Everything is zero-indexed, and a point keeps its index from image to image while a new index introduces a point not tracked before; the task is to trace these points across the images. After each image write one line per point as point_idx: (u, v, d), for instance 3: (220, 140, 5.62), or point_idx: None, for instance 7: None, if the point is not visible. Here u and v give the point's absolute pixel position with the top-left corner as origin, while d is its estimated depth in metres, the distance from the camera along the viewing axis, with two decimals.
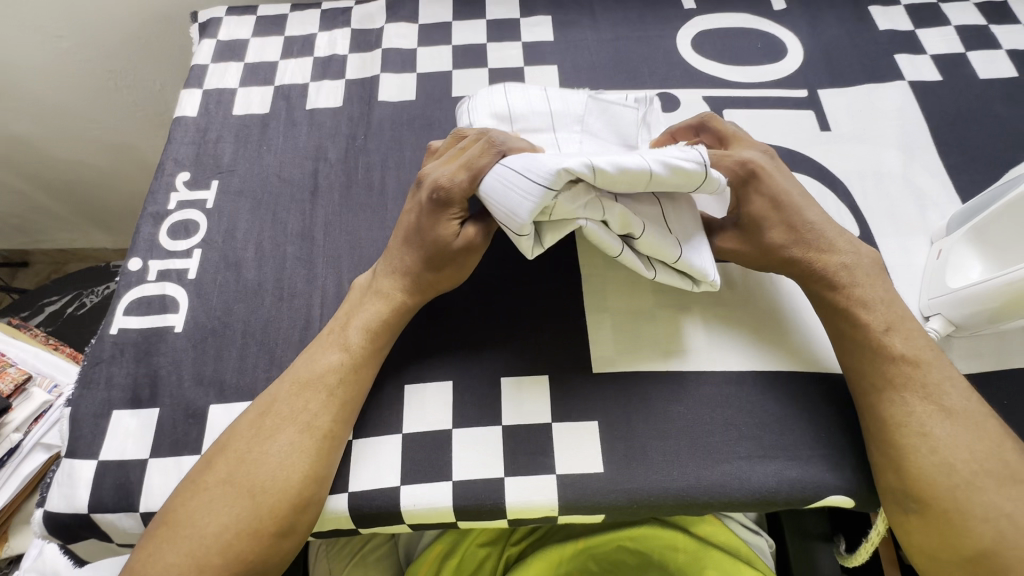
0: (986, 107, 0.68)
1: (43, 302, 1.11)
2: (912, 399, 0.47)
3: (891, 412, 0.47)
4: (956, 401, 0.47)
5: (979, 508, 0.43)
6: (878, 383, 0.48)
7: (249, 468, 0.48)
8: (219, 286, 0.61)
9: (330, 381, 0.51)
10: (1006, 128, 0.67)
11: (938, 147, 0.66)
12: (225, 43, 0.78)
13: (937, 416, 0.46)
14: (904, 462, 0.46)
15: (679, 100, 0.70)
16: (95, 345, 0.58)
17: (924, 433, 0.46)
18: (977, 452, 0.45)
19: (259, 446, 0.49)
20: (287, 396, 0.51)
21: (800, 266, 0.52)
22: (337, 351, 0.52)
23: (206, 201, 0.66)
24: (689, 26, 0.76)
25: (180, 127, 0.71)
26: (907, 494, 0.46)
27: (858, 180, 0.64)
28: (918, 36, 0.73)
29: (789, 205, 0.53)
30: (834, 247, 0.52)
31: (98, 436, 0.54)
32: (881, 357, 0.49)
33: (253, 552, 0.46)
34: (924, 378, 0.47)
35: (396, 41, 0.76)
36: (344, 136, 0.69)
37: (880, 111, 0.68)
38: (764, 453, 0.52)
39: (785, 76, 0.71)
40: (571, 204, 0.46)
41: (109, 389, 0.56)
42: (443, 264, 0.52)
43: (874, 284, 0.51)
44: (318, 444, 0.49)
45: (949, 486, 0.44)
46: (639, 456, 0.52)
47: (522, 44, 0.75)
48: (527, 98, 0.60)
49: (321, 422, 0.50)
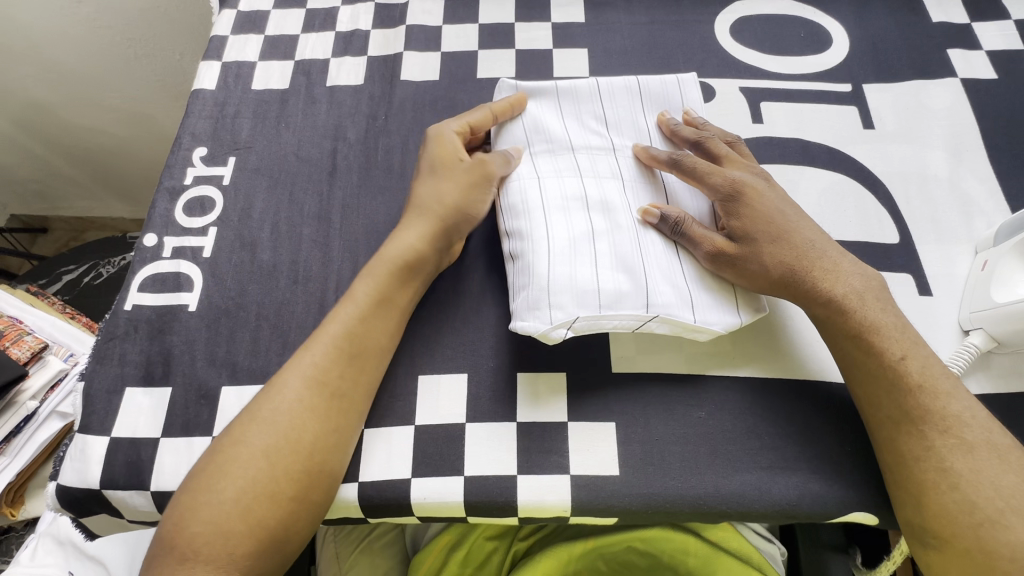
0: None
1: (60, 270, 1.11)
2: (931, 432, 0.44)
3: (909, 446, 0.45)
4: (978, 434, 0.44)
5: (1004, 548, 0.40)
6: (893, 411, 0.46)
7: (268, 427, 0.47)
8: (233, 266, 0.60)
9: (338, 334, 0.50)
10: None
11: (989, 150, 0.62)
12: (245, 15, 0.75)
13: (959, 451, 0.43)
14: (924, 499, 0.44)
15: (715, 89, 0.67)
16: (108, 321, 0.58)
17: (943, 469, 0.43)
18: (1003, 488, 0.42)
19: (269, 405, 0.48)
20: (298, 354, 0.50)
21: (806, 287, 0.49)
22: (347, 305, 0.52)
23: (222, 177, 0.65)
24: (729, 11, 0.72)
25: (197, 100, 0.69)
26: (926, 531, 0.44)
27: (900, 182, 0.61)
28: (974, 29, 0.69)
29: (784, 221, 0.51)
30: (838, 268, 0.50)
31: (111, 412, 0.54)
32: (898, 386, 0.46)
33: (269, 520, 0.45)
34: (944, 409, 0.45)
35: (420, 17, 0.73)
36: (364, 115, 0.67)
37: (929, 109, 0.65)
38: (787, 465, 0.50)
39: (828, 68, 0.68)
40: (539, 104, 0.59)
41: (123, 366, 0.56)
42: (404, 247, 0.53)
43: (883, 309, 0.49)
44: (327, 401, 0.48)
45: (971, 523, 0.42)
46: (656, 461, 0.50)
47: (552, 26, 0.72)
48: (550, 117, 0.58)
49: (330, 377, 0.49)
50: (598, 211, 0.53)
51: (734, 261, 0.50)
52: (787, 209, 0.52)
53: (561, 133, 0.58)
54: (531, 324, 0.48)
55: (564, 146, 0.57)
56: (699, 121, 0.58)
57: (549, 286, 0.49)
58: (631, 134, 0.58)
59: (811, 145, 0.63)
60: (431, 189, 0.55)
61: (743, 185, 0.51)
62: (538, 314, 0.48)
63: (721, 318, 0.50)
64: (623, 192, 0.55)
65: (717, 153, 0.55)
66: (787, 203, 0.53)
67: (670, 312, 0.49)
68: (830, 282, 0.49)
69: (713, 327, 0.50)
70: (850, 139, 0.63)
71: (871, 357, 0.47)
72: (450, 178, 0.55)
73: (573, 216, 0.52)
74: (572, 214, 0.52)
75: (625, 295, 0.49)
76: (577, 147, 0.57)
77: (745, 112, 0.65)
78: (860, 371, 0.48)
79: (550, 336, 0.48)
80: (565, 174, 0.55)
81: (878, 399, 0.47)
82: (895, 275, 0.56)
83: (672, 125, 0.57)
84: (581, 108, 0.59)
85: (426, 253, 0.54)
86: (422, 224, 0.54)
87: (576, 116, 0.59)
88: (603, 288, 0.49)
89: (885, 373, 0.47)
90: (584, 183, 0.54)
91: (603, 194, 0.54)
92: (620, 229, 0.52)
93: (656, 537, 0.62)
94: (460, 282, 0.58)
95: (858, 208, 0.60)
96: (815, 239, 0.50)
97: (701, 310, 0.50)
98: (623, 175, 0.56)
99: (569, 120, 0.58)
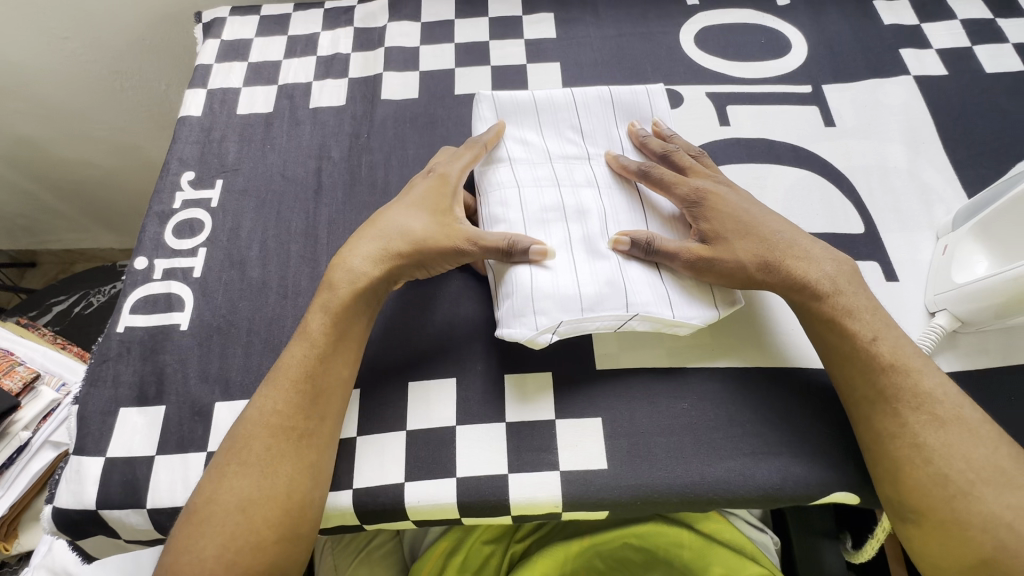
0: (993, 101, 0.67)
1: (50, 301, 1.11)
2: (904, 409, 0.46)
3: (885, 425, 0.47)
4: (948, 408, 0.46)
5: (976, 516, 0.43)
6: (869, 391, 0.48)
7: (240, 474, 0.48)
8: (223, 284, 0.61)
9: (295, 375, 0.50)
10: (1013, 123, 0.66)
11: (944, 142, 0.65)
12: (229, 43, 0.78)
13: (930, 426, 0.45)
14: (901, 475, 0.45)
15: (683, 96, 0.70)
16: (101, 343, 0.59)
17: (917, 444, 0.45)
18: (973, 459, 0.44)
19: (238, 456, 0.48)
20: (259, 400, 0.50)
21: (780, 278, 0.51)
22: (305, 347, 0.51)
23: (210, 199, 0.67)
24: (693, 22, 0.76)
25: (184, 126, 0.71)
26: (904, 504, 0.45)
27: (863, 175, 0.64)
28: (924, 30, 0.73)
29: (750, 218, 0.53)
30: (810, 256, 0.52)
31: (106, 433, 0.55)
32: (872, 366, 0.48)
33: (258, 565, 0.46)
34: (915, 387, 0.47)
35: (398, 39, 0.76)
36: (347, 135, 0.70)
37: (886, 106, 0.68)
38: (769, 450, 0.51)
39: (788, 72, 0.71)
40: (516, 118, 0.61)
41: (117, 386, 0.57)
42: (353, 278, 0.53)
43: (856, 293, 0.51)
44: (292, 445, 0.49)
45: (946, 496, 0.44)
46: (644, 452, 0.52)
47: (525, 42, 0.75)
48: (527, 130, 0.61)
49: (294, 421, 0.49)
50: (576, 218, 0.55)
51: (709, 263, 0.51)
52: (752, 207, 0.54)
53: (538, 144, 0.60)
54: (519, 331, 0.50)
55: (541, 156, 0.59)
56: (668, 132, 0.60)
57: (532, 290, 0.51)
58: (605, 143, 0.61)
59: (776, 144, 0.66)
60: (407, 211, 0.55)
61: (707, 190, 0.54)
62: (523, 321, 0.50)
63: (697, 312, 0.52)
64: (599, 197, 0.57)
65: (680, 165, 0.57)
66: (751, 202, 0.55)
67: (649, 309, 0.51)
68: (804, 272, 0.51)
69: (693, 322, 0.52)
70: (813, 137, 0.67)
71: (846, 339, 0.49)
72: (431, 212, 0.55)
73: (550, 226, 0.55)
74: (550, 223, 0.55)
75: (605, 294, 0.51)
76: (554, 157, 0.60)
77: (712, 116, 0.68)
78: (838, 354, 0.50)
79: (536, 342, 0.50)
80: (543, 184, 0.57)
81: (852, 382, 0.49)
82: (863, 262, 0.59)
83: (640, 139, 0.60)
84: (557, 120, 0.62)
85: (369, 288, 0.53)
86: (369, 255, 0.53)
87: (551, 127, 0.61)
88: (585, 290, 0.51)
89: (858, 354, 0.49)
90: (561, 192, 0.57)
91: (581, 199, 0.56)
92: (595, 232, 0.55)
93: (652, 532, 0.63)
94: (447, 290, 0.60)
95: (825, 201, 0.63)
96: (784, 231, 0.52)
97: (678, 304, 0.52)
98: (598, 182, 0.58)
99: (545, 132, 0.61)
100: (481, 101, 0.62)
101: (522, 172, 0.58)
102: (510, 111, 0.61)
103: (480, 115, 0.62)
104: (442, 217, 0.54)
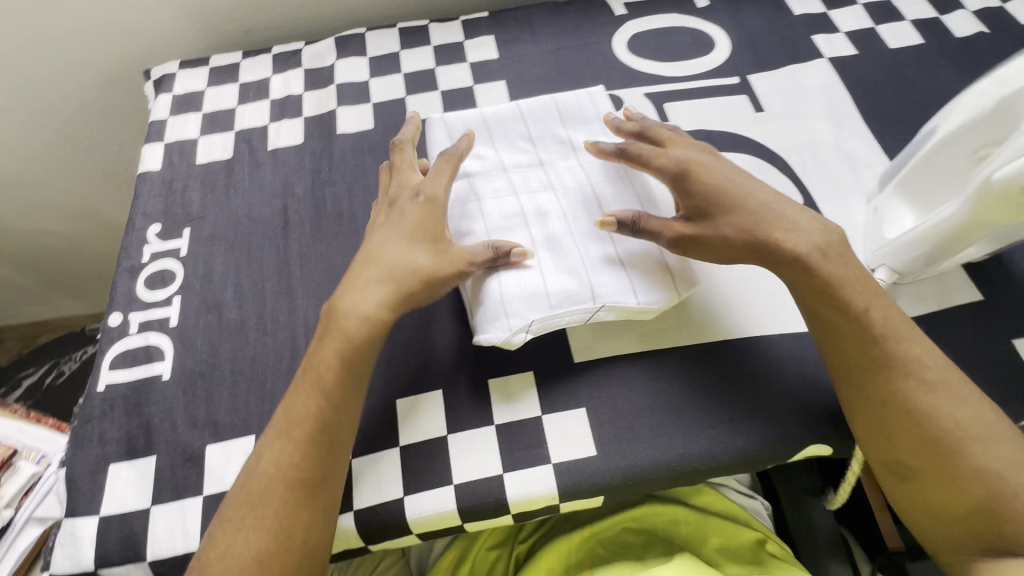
0: (900, 73, 0.74)
1: (19, 376, 1.09)
2: (897, 376, 0.49)
3: (880, 391, 0.49)
4: (936, 373, 0.49)
5: (969, 471, 0.46)
6: (857, 362, 0.50)
7: (255, 527, 0.48)
8: (202, 329, 0.62)
9: (305, 424, 0.50)
10: (920, 91, 0.72)
11: (863, 114, 0.71)
12: (181, 97, 0.80)
13: (922, 390, 0.48)
14: (896, 437, 0.48)
15: (623, 98, 0.74)
16: (84, 404, 0.59)
17: (912, 408, 0.48)
18: (960, 418, 0.47)
19: (253, 510, 0.48)
20: (269, 450, 0.50)
21: (770, 245, 0.52)
22: (315, 395, 0.51)
23: (179, 249, 0.67)
24: (623, 30, 0.81)
25: (145, 181, 0.72)
26: (900, 465, 0.48)
27: (795, 153, 0.69)
28: (831, 16, 0.80)
29: (735, 188, 0.54)
30: (797, 227, 0.53)
31: (97, 492, 0.54)
32: (865, 337, 0.50)
33: None
34: (905, 354, 0.50)
35: (348, 75, 0.79)
36: (308, 171, 0.72)
37: (808, 88, 0.74)
38: (743, 416, 0.55)
39: (716, 66, 0.77)
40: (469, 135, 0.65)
41: (104, 444, 0.57)
42: (360, 322, 0.53)
43: (847, 266, 0.52)
44: (308, 493, 0.49)
45: (940, 454, 0.47)
46: (629, 435, 0.54)
47: (469, 65, 0.79)
48: (481, 146, 0.64)
49: (309, 469, 0.49)
50: (536, 226, 0.59)
51: (691, 242, 0.54)
52: (735, 177, 0.56)
53: (493, 157, 0.63)
54: (493, 334, 0.53)
55: (497, 168, 0.63)
56: (638, 116, 0.64)
57: (502, 296, 0.54)
58: (556, 147, 0.65)
59: (714, 133, 0.71)
60: (404, 240, 0.55)
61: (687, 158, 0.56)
62: (497, 325, 0.53)
63: (659, 295, 0.56)
64: (556, 200, 0.60)
65: (661, 140, 0.60)
66: (733, 171, 0.57)
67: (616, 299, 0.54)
68: (787, 244, 0.52)
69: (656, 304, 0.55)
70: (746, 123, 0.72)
71: (829, 321, 0.52)
72: (427, 244, 0.55)
73: (513, 234, 0.58)
74: (512, 233, 0.58)
75: (572, 290, 0.54)
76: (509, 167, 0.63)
77: (652, 115, 0.73)
78: (825, 329, 0.52)
79: (511, 343, 0.54)
80: (501, 194, 0.60)
81: (836, 355, 0.52)
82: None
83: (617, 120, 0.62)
84: (508, 133, 0.65)
85: (374, 327, 0.53)
86: (371, 292, 0.54)
87: (504, 140, 0.65)
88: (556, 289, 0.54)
89: (835, 327, 0.51)
90: (519, 199, 0.60)
91: (538, 204, 0.60)
92: (557, 233, 0.58)
93: (653, 512, 0.65)
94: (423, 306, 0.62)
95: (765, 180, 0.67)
96: (768, 200, 0.54)
97: (641, 291, 0.55)
98: (553, 185, 0.61)
99: (499, 146, 0.65)
100: (434, 126, 0.66)
101: (480, 185, 0.61)
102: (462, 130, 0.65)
103: (434, 138, 0.65)
104: (435, 244, 0.55)
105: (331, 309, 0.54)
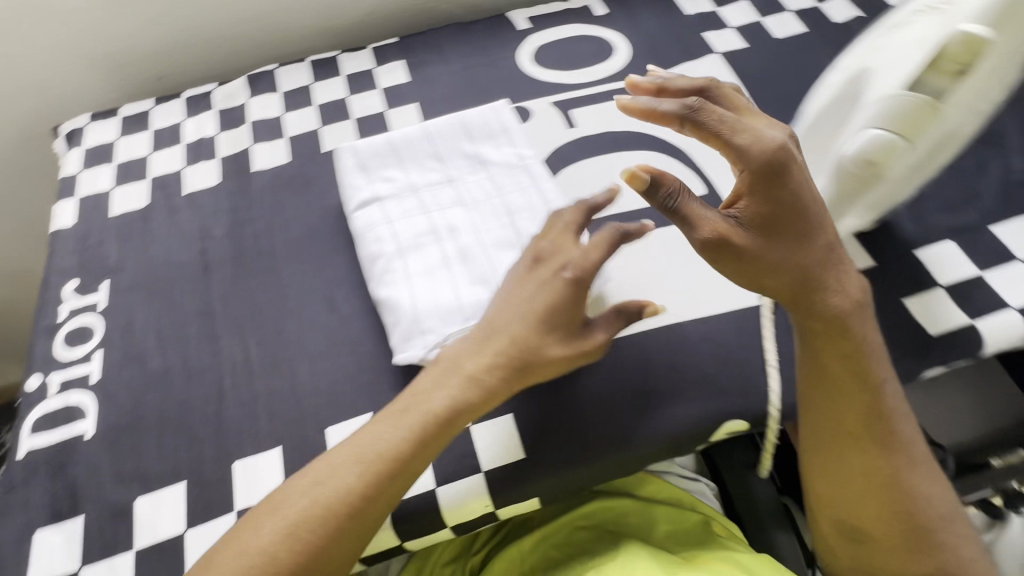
0: (786, 61, 0.79)
1: None
2: (893, 454, 0.52)
3: (866, 464, 0.52)
4: (920, 451, 0.53)
5: (927, 547, 0.52)
6: (852, 433, 0.53)
7: (278, 552, 0.45)
8: (125, 381, 0.61)
9: (383, 468, 0.47)
10: (806, 75, 0.77)
11: (756, 102, 0.75)
12: (93, 150, 0.79)
13: (908, 467, 0.52)
14: (864, 509, 0.53)
15: (531, 109, 0.77)
16: (5, 473, 0.58)
17: (896, 483, 0.52)
18: (930, 496, 0.52)
19: (303, 527, 0.46)
20: (349, 471, 0.47)
21: (811, 286, 0.48)
22: (415, 425, 0.48)
23: (97, 303, 0.67)
24: (528, 44, 0.84)
25: (59, 239, 0.72)
26: (854, 528, 0.54)
27: (696, 143, 0.72)
28: (720, 15, 0.85)
29: (813, 207, 0.47)
30: (842, 280, 0.51)
31: (21, 560, 0.53)
32: (876, 414, 0.52)
33: None
34: (902, 433, 0.53)
35: (262, 112, 0.80)
36: (226, 211, 0.72)
37: (704, 82, 0.78)
38: (663, 400, 0.57)
39: (617, 70, 0.80)
40: (377, 160, 0.67)
41: (27, 511, 0.55)
42: (474, 379, 0.49)
43: (868, 325, 0.52)
44: (358, 523, 0.47)
45: (901, 528, 0.52)
46: (553, 435, 0.56)
47: (381, 91, 0.81)
48: (389, 168, 0.66)
49: (371, 504, 0.47)
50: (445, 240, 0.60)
51: (743, 268, 0.47)
52: (816, 192, 0.48)
53: (402, 177, 0.65)
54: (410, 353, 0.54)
55: (407, 189, 0.65)
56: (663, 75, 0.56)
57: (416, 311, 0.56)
58: (465, 162, 0.67)
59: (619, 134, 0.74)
60: (521, 302, 0.50)
61: (786, 160, 0.45)
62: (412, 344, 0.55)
63: None
64: (466, 213, 0.62)
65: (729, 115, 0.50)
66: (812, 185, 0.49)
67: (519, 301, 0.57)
68: (839, 303, 0.50)
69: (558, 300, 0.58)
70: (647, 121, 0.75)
71: (831, 374, 0.52)
72: (558, 327, 0.49)
73: (424, 249, 0.60)
74: (424, 248, 0.60)
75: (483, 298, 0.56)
76: (419, 186, 0.65)
77: (559, 122, 0.75)
78: (813, 374, 0.53)
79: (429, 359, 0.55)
80: (412, 213, 0.62)
81: (840, 412, 0.52)
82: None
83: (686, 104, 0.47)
84: (416, 153, 0.67)
85: (455, 409, 0.48)
86: (489, 360, 0.49)
87: (413, 160, 0.67)
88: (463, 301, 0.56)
89: (847, 388, 0.52)
90: (429, 216, 0.62)
91: (446, 217, 0.62)
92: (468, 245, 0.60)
93: (596, 505, 0.66)
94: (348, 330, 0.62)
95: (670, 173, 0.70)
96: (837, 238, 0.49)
97: None
98: (462, 199, 0.63)
99: (407, 166, 0.66)
100: (343, 152, 0.67)
101: (391, 207, 0.63)
102: (371, 155, 0.67)
103: (343, 164, 0.67)
104: (540, 313, 0.49)
105: (456, 347, 0.51)
